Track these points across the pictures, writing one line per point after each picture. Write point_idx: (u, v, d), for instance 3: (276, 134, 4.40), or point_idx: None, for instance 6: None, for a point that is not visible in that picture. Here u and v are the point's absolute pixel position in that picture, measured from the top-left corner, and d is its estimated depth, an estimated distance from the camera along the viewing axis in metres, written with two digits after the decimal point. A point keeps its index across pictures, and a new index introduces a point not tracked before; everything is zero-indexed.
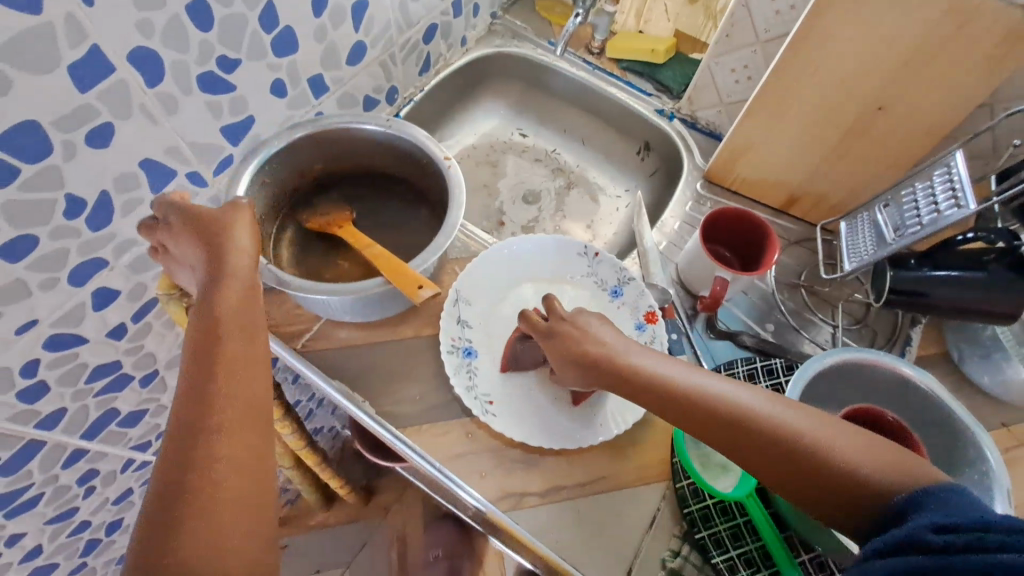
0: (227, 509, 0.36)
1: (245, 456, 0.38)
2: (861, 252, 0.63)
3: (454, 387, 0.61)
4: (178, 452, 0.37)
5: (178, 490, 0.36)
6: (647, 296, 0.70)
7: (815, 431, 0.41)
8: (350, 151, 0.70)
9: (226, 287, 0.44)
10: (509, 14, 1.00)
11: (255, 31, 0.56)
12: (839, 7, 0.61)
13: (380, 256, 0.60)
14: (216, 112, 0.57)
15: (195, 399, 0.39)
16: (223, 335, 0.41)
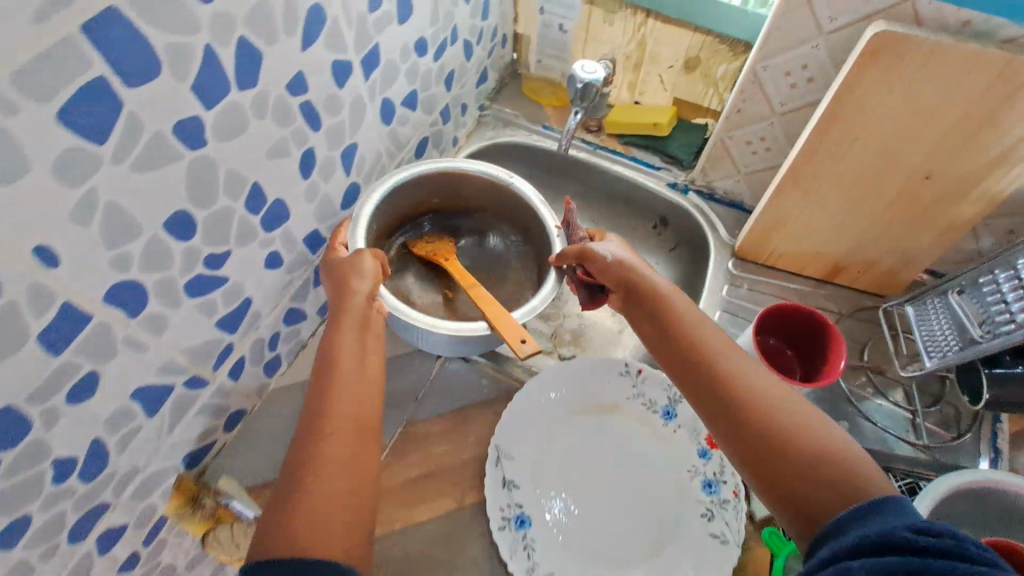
0: (315, 512, 0.42)
1: (337, 473, 0.44)
2: (944, 347, 0.56)
3: (513, 570, 0.55)
4: (300, 458, 0.44)
5: (285, 493, 0.43)
6: None
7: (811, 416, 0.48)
8: (459, 197, 0.76)
9: (351, 325, 0.52)
10: (496, 102, 0.95)
11: (242, 217, 0.50)
12: (868, 86, 0.56)
13: (484, 294, 0.62)
14: (208, 310, 0.52)
15: (313, 417, 0.47)
16: (340, 364, 0.49)
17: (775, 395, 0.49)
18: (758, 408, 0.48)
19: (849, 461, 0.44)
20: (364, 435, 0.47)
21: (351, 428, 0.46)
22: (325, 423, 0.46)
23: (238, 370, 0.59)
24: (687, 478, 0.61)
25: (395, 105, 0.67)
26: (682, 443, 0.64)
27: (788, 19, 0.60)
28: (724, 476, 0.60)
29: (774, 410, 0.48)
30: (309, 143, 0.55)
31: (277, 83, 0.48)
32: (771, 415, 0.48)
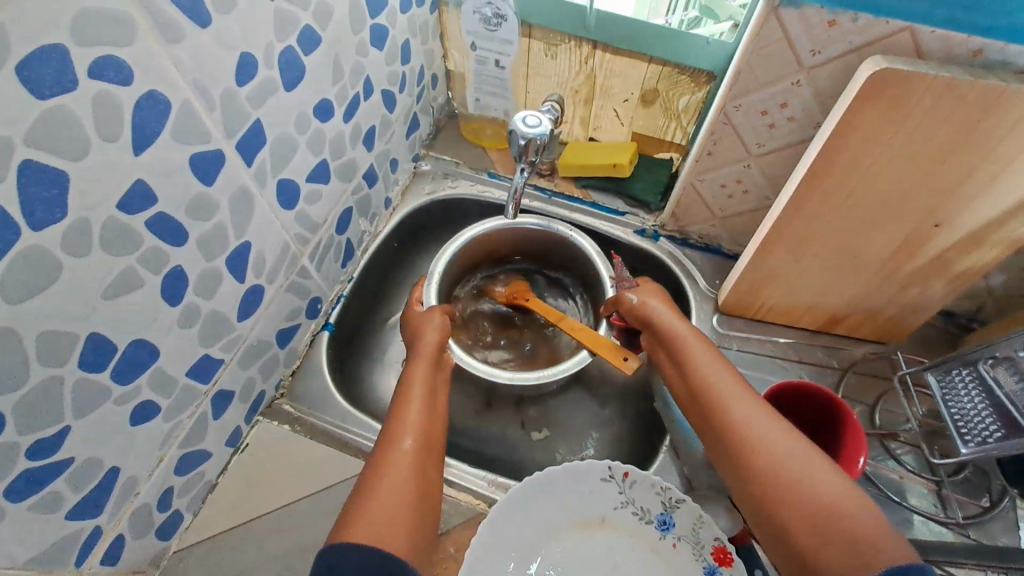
0: (384, 504, 0.43)
1: (408, 472, 0.46)
2: (981, 433, 0.47)
3: None
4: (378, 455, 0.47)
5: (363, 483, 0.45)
6: (709, 525, 0.52)
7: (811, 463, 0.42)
8: (532, 244, 0.77)
9: (424, 361, 0.56)
10: (432, 150, 0.83)
11: (80, 382, 0.37)
12: (866, 131, 0.47)
13: (579, 327, 0.67)
14: (50, 506, 0.39)
15: (394, 419, 0.50)
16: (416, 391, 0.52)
17: (787, 439, 0.44)
18: (765, 453, 0.44)
19: (859, 520, 0.39)
20: (433, 447, 0.49)
21: (424, 435, 0.49)
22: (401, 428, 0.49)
23: (114, 553, 0.46)
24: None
25: (299, 184, 0.55)
26: (682, 559, 0.53)
27: (762, 54, 0.50)
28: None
29: (785, 457, 0.43)
30: (174, 263, 0.42)
31: (103, 206, 0.35)
32: (776, 462, 0.43)
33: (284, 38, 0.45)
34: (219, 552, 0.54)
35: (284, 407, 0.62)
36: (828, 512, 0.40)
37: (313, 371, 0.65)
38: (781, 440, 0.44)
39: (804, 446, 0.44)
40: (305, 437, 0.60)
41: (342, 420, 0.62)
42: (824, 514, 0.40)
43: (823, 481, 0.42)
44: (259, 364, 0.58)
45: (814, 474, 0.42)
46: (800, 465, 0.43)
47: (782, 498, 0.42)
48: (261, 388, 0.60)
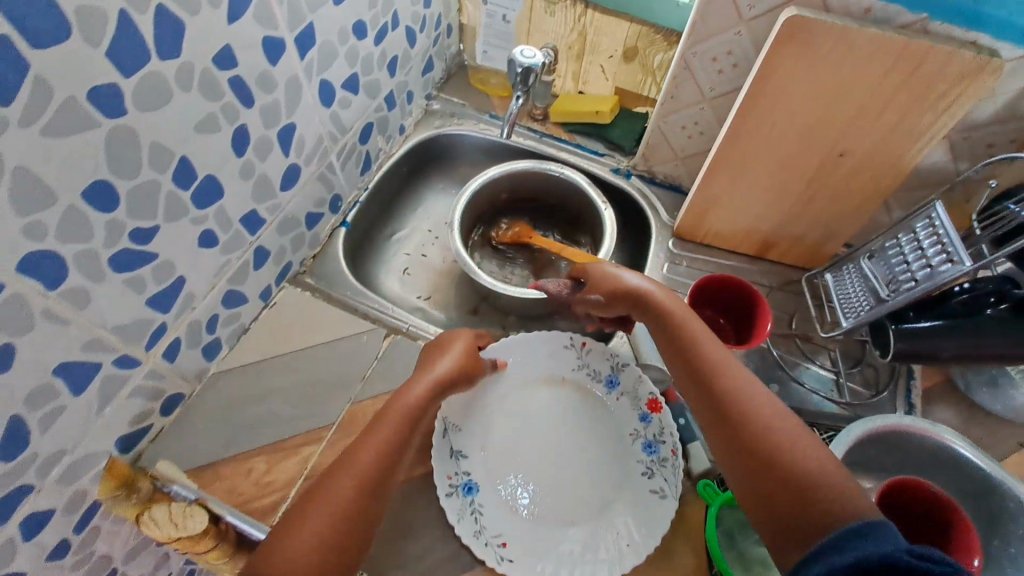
0: (321, 510, 0.46)
1: (347, 497, 0.47)
2: (858, 308, 0.61)
3: (461, 535, 0.57)
4: (327, 477, 0.49)
5: (314, 484, 0.48)
6: (645, 381, 0.66)
7: (801, 445, 0.46)
8: (523, 189, 0.92)
9: (408, 403, 0.55)
10: (443, 92, 0.96)
11: (170, 192, 0.49)
12: (785, 68, 0.60)
13: (584, 255, 0.81)
14: (138, 288, 0.50)
15: (350, 450, 0.51)
16: (383, 424, 0.53)
17: (770, 413, 0.49)
18: (748, 419, 0.49)
19: (837, 495, 0.42)
20: (375, 493, 0.49)
21: (369, 474, 0.49)
22: (351, 454, 0.50)
23: (172, 352, 0.58)
24: (628, 439, 0.64)
25: (334, 88, 0.68)
26: (622, 409, 0.66)
27: (711, 7, 0.63)
28: (662, 436, 0.62)
29: (766, 427, 0.48)
30: (241, 120, 0.54)
31: (203, 56, 0.47)
32: (753, 430, 0.48)
33: None
34: (249, 378, 0.66)
35: (306, 280, 0.75)
36: (796, 471, 0.45)
37: (331, 257, 0.78)
38: (770, 415, 0.49)
39: (802, 433, 0.47)
40: (322, 302, 0.73)
41: (353, 293, 0.76)
42: (787, 472, 0.45)
43: (811, 458, 0.45)
44: (290, 236, 0.70)
45: (799, 451, 0.46)
46: (778, 430, 0.47)
47: (772, 467, 0.46)
48: (289, 259, 0.72)
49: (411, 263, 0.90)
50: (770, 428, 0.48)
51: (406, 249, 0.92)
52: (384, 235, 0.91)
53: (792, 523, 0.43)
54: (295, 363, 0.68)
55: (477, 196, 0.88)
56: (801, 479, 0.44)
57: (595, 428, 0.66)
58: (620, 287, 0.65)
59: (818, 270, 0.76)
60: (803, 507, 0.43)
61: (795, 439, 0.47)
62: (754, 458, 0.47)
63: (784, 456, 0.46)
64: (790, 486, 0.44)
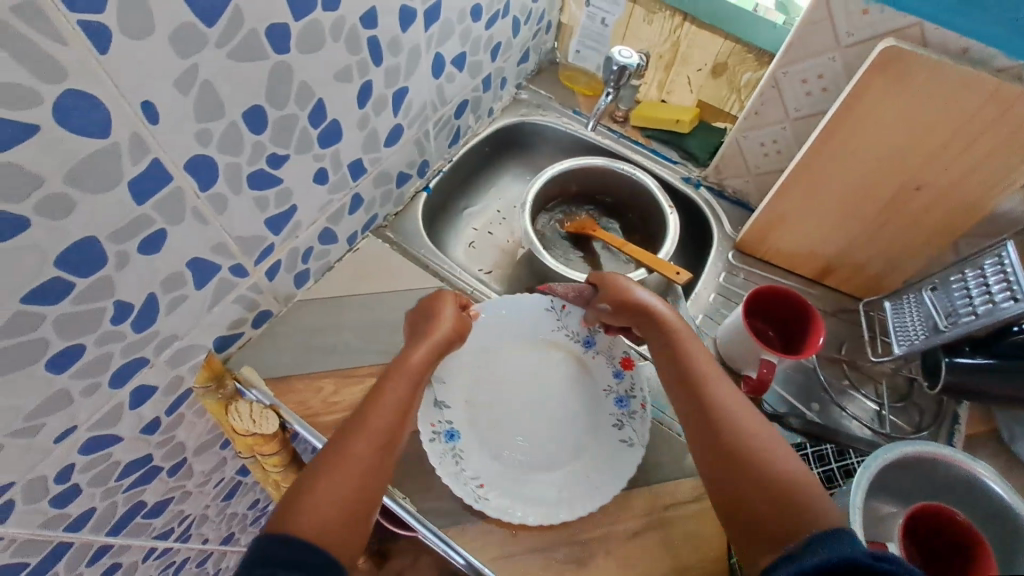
0: (349, 470, 0.51)
1: (366, 459, 0.52)
2: (911, 336, 0.62)
3: (443, 476, 0.60)
4: (339, 440, 0.53)
5: (332, 444, 0.53)
6: (620, 341, 0.71)
7: (777, 454, 0.52)
8: (594, 183, 0.96)
9: (407, 374, 0.59)
10: (532, 84, 1.02)
11: (303, 127, 0.56)
12: (874, 96, 0.62)
13: (641, 250, 0.83)
14: (262, 206, 0.57)
15: (360, 415, 0.55)
16: (392, 386, 0.57)
17: (754, 427, 0.54)
18: (734, 433, 0.54)
19: (808, 503, 0.49)
20: (387, 456, 0.54)
21: (384, 438, 0.54)
22: (359, 420, 0.54)
23: (273, 271, 0.65)
24: (602, 396, 0.68)
25: (445, 62, 0.74)
26: (599, 366, 0.70)
27: (810, 31, 0.66)
28: (634, 391, 0.67)
29: (751, 442, 0.53)
30: (369, 75, 0.61)
31: (354, 12, 0.54)
32: (739, 443, 0.53)
33: None
34: (328, 310, 0.72)
35: (386, 233, 0.81)
36: (778, 480, 0.50)
37: (411, 217, 0.85)
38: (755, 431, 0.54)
39: (781, 446, 0.53)
40: (398, 255, 0.80)
41: (426, 252, 0.82)
42: (769, 480, 0.50)
43: (785, 470, 0.51)
44: (382, 190, 0.77)
45: (779, 462, 0.52)
46: (761, 445, 0.53)
47: (751, 479, 0.51)
48: (377, 211, 0.79)
49: (477, 239, 0.97)
50: (755, 442, 0.53)
51: (475, 224, 0.98)
52: (457, 208, 0.97)
53: (770, 526, 0.48)
54: (368, 303, 0.74)
55: (550, 184, 0.93)
56: (780, 488, 0.50)
57: (568, 384, 0.69)
58: (631, 300, 0.66)
59: (877, 300, 0.77)
60: (782, 513, 0.48)
61: (775, 453, 0.52)
62: (739, 471, 0.52)
63: (763, 465, 0.51)
64: (770, 492, 0.50)
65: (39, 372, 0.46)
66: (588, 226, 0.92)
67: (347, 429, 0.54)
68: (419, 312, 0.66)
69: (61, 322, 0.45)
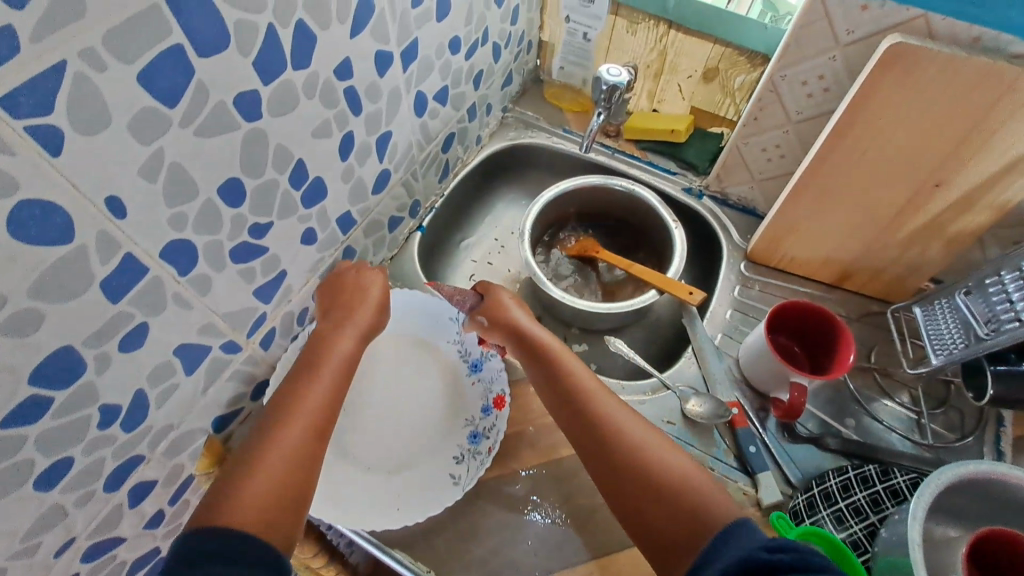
0: (278, 455, 0.46)
1: (291, 456, 0.47)
2: (949, 345, 0.58)
3: None
4: (255, 439, 0.47)
5: (249, 447, 0.47)
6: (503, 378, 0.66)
7: (662, 450, 0.50)
8: (592, 202, 0.93)
9: (336, 364, 0.55)
10: (518, 105, 0.99)
11: (285, 191, 0.53)
12: (881, 94, 0.59)
13: (649, 271, 0.80)
14: (249, 278, 0.54)
15: (280, 409, 0.50)
16: (311, 378, 0.52)
17: (636, 424, 0.52)
18: (621, 438, 0.51)
19: (707, 496, 0.46)
20: (317, 449, 0.49)
21: (313, 430, 0.49)
22: (280, 415, 0.49)
23: (268, 340, 0.61)
24: (460, 422, 0.65)
25: (427, 99, 0.71)
26: (474, 393, 0.67)
27: (807, 32, 0.63)
28: (490, 432, 0.63)
29: (637, 444, 0.50)
30: (350, 127, 0.58)
31: (327, 65, 0.51)
32: (624, 446, 0.50)
33: None
34: None
35: None
36: (667, 481, 0.48)
37: (407, 260, 0.81)
38: (638, 427, 0.52)
39: (663, 440, 0.51)
40: None
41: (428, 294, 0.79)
42: (653, 483, 0.48)
43: (680, 464, 0.49)
44: (373, 237, 0.73)
45: (667, 457, 0.49)
46: (644, 446, 0.50)
47: (654, 473, 0.48)
48: (371, 259, 0.76)
49: (476, 271, 0.94)
50: (643, 441, 0.50)
51: (473, 256, 0.95)
52: (454, 242, 0.94)
53: (661, 532, 0.46)
54: (374, 361, 0.68)
55: (547, 208, 0.90)
56: (668, 489, 0.47)
57: (436, 399, 0.67)
58: (510, 320, 0.63)
59: (905, 303, 0.74)
60: (675, 515, 0.45)
61: (663, 450, 0.50)
62: (639, 466, 0.49)
63: (658, 462, 0.49)
64: (654, 497, 0.47)
65: (25, 495, 0.42)
66: (591, 248, 0.89)
67: (262, 426, 0.48)
68: (332, 293, 0.62)
69: (43, 439, 0.41)
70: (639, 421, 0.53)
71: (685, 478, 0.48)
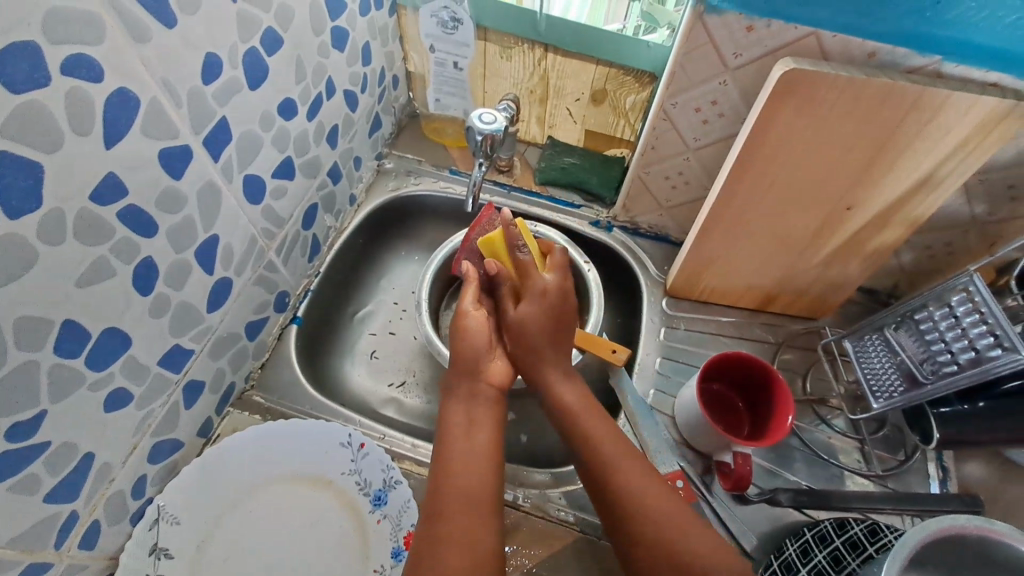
0: (459, 549, 0.42)
1: (475, 520, 0.44)
2: (888, 388, 0.57)
3: None
4: (424, 521, 0.45)
5: (423, 530, 0.44)
6: (412, 509, 0.56)
7: (608, 441, 0.50)
8: None
9: (461, 428, 0.51)
10: (395, 148, 0.86)
11: (57, 368, 0.39)
12: (779, 127, 0.53)
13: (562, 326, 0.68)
14: (29, 487, 0.40)
15: (438, 477, 0.47)
16: (454, 441, 0.50)
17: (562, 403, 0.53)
18: (599, 452, 0.49)
19: (661, 508, 0.45)
20: (489, 499, 0.46)
21: (473, 491, 0.46)
22: (434, 507, 0.45)
23: (91, 537, 0.47)
24: None
25: (264, 181, 0.57)
26: (383, 534, 0.56)
27: (692, 57, 0.55)
28: None
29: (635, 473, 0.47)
30: (145, 253, 0.44)
31: (76, 195, 0.36)
32: (617, 464, 0.48)
33: (248, 39, 0.48)
34: (194, 537, 0.54)
35: (255, 398, 0.64)
36: (611, 459, 0.48)
37: (283, 363, 0.67)
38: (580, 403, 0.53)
39: (589, 411, 0.52)
40: None
41: (315, 403, 0.66)
42: (653, 529, 0.44)
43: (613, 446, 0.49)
44: (229, 355, 0.60)
45: (592, 424, 0.51)
46: (624, 467, 0.48)
47: (603, 458, 0.48)
48: (232, 378, 0.62)
49: (378, 345, 0.79)
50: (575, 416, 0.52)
51: (371, 327, 0.80)
52: (344, 316, 0.79)
53: (646, 526, 0.44)
54: (258, 513, 0.57)
55: (447, 264, 0.78)
56: (608, 468, 0.48)
57: (339, 548, 0.56)
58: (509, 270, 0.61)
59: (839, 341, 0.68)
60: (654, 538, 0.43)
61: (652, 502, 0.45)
62: (616, 467, 0.48)
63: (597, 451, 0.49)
64: (662, 536, 0.43)
65: None
66: None
67: (451, 481, 0.46)
68: (453, 328, 0.59)
69: None
70: (564, 377, 0.55)
71: (612, 457, 0.48)
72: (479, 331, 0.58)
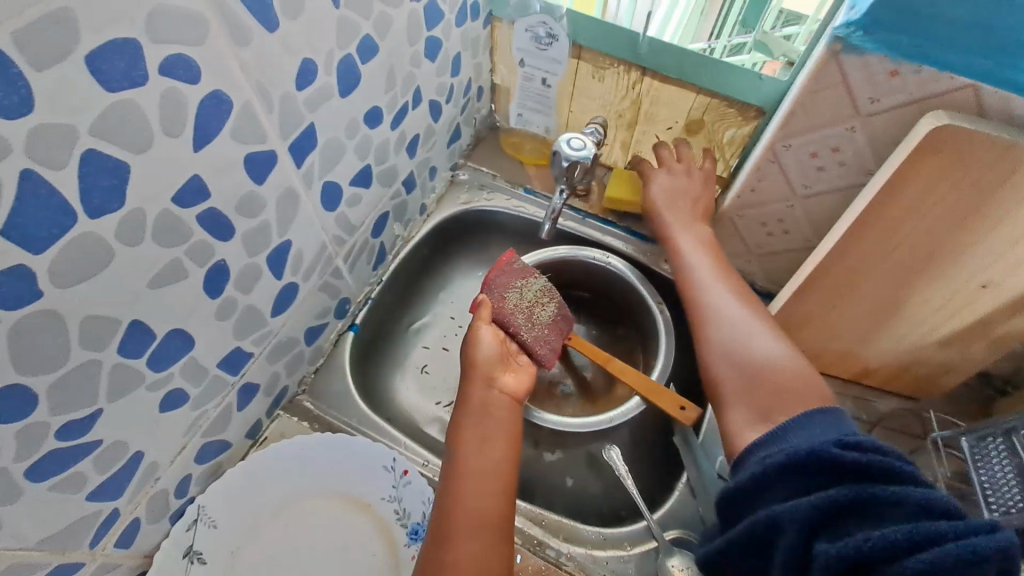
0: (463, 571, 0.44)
1: (482, 545, 0.46)
2: (1008, 500, 0.49)
3: None
4: (433, 531, 0.47)
5: (434, 539, 0.46)
6: None
7: (740, 323, 0.56)
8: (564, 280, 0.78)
9: (474, 443, 0.52)
10: (471, 160, 0.84)
11: (118, 368, 0.38)
12: (915, 186, 0.46)
13: (628, 371, 0.65)
14: (77, 482, 0.39)
15: (449, 491, 0.49)
16: (470, 454, 0.51)
17: (696, 289, 0.60)
18: (719, 320, 0.57)
19: (788, 374, 0.50)
20: (500, 523, 0.47)
21: (485, 512, 0.47)
22: (445, 521, 0.47)
23: (130, 531, 0.47)
24: None
25: (342, 188, 0.55)
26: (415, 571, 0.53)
27: (817, 98, 0.49)
28: None
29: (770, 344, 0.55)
30: (218, 257, 0.43)
31: (157, 198, 0.35)
32: (733, 326, 0.56)
33: (344, 46, 0.46)
34: (228, 543, 0.53)
35: (304, 404, 0.63)
36: (732, 335, 0.55)
37: (336, 371, 0.66)
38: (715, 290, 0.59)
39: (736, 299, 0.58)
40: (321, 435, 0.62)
41: (362, 418, 0.64)
42: (771, 382, 0.50)
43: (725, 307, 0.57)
44: (285, 359, 0.58)
45: (720, 311, 0.57)
46: (742, 335, 0.54)
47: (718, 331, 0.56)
48: (285, 382, 0.61)
49: (430, 361, 0.76)
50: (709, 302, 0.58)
51: (426, 341, 0.78)
52: (401, 326, 0.78)
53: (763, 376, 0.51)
54: (294, 527, 0.55)
55: None
56: (729, 339, 0.55)
57: None
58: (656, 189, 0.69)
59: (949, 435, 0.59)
60: (757, 377, 0.51)
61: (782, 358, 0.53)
62: (730, 333, 0.55)
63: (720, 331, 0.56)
64: (763, 379, 0.51)
65: None
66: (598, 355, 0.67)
67: (462, 503, 0.48)
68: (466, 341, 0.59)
69: None
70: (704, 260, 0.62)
71: (732, 323, 0.56)
72: (492, 344, 0.58)
